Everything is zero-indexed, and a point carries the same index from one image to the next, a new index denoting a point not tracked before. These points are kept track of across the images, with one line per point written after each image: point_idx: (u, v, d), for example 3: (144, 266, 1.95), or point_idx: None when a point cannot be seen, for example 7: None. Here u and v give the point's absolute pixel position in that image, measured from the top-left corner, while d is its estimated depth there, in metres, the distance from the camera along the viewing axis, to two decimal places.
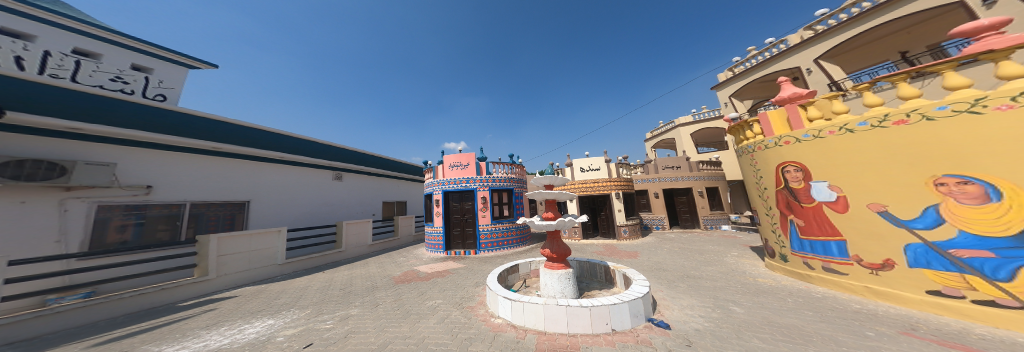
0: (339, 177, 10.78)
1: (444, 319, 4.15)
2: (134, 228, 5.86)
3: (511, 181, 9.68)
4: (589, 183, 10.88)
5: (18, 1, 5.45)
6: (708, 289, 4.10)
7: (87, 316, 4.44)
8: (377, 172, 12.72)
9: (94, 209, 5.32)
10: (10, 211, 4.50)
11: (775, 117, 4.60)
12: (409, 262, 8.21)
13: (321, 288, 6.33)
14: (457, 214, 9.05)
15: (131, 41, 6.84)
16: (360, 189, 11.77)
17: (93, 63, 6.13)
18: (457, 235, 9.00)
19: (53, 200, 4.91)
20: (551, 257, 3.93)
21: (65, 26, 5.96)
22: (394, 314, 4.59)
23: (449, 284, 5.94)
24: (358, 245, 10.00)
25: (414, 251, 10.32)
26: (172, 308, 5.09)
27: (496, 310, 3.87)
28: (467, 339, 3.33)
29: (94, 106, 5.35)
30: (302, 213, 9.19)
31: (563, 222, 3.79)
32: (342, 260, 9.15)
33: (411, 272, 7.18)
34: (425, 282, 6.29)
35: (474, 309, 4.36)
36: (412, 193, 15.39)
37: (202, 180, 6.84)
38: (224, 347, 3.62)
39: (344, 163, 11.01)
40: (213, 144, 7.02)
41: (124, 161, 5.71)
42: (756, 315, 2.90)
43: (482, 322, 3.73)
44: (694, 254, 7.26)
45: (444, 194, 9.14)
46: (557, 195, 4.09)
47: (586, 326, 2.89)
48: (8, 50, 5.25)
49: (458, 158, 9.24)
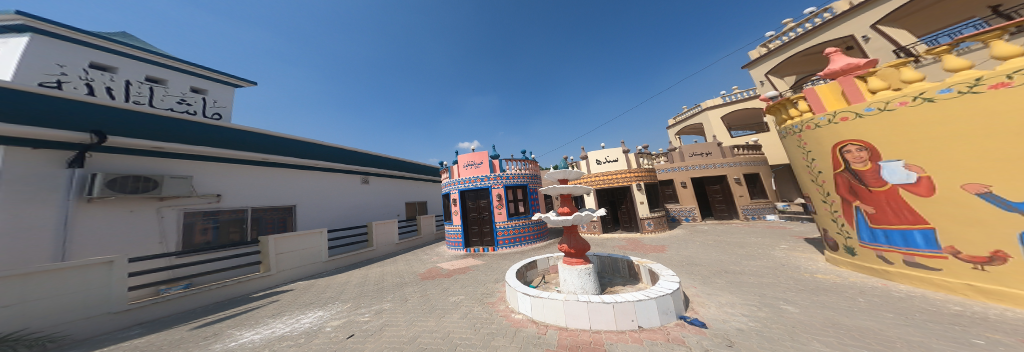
0: (366, 180, 11.38)
1: (467, 315, 4.18)
2: (212, 230, 6.59)
3: (526, 178, 9.57)
4: (609, 175, 10.37)
5: (103, 38, 6.40)
6: (750, 285, 3.70)
7: (188, 304, 5.10)
8: (398, 174, 13.22)
9: (182, 215, 6.06)
10: (121, 218, 5.27)
11: (825, 92, 4.01)
12: (431, 260, 8.45)
13: (359, 283, 6.71)
14: (474, 212, 9.12)
15: (190, 66, 7.82)
16: (387, 191, 12.43)
17: (163, 89, 7.18)
18: (475, 232, 9.05)
19: (152, 208, 5.68)
20: (569, 253, 3.75)
21: (139, 57, 6.93)
22: (421, 309, 4.70)
23: (469, 280, 6.00)
24: (387, 243, 10.50)
25: (436, 248, 10.62)
26: (245, 299, 5.64)
27: (516, 306, 3.78)
28: (489, 334, 3.31)
29: (162, 127, 5.97)
30: (337, 214, 9.80)
31: (580, 216, 3.59)
32: (375, 258, 9.66)
33: (434, 269, 7.37)
34: (448, 278, 6.42)
35: (494, 305, 4.34)
36: (430, 192, 15.85)
37: (256, 187, 7.53)
38: (287, 334, 3.96)
39: (369, 168, 11.59)
40: (261, 155, 7.64)
41: (198, 174, 6.42)
42: (817, 316, 2.52)
43: (503, 318, 3.67)
44: (732, 247, 6.64)
45: (460, 193, 9.24)
46: (572, 189, 3.88)
47: (609, 323, 2.72)
48: (101, 82, 6.26)
49: (471, 156, 9.27)
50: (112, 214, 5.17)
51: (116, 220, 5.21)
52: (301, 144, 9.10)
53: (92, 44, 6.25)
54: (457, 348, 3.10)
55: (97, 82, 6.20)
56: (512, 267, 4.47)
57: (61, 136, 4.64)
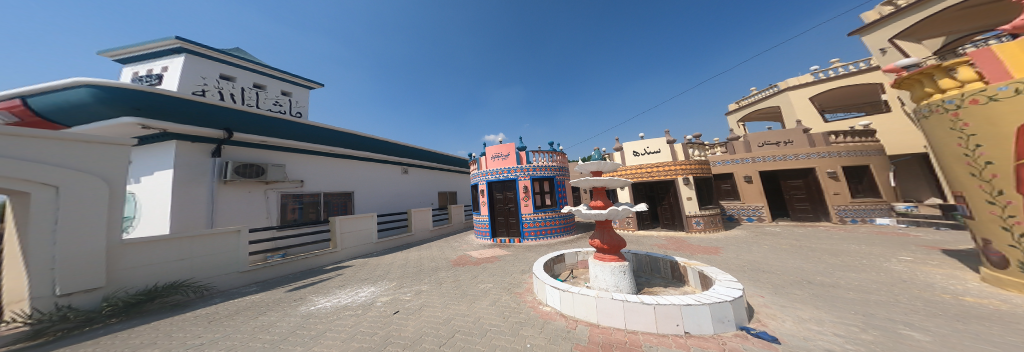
0: (405, 171, 12.27)
1: (496, 303, 4.16)
2: (299, 210, 8.29)
3: (553, 169, 9.19)
4: (652, 168, 9.41)
5: (228, 55, 8.88)
6: (842, 301, 3.01)
7: (285, 270, 6.31)
8: (429, 165, 13.80)
9: (279, 197, 7.80)
10: (243, 196, 7.10)
11: (1018, 50, 2.84)
12: (462, 248, 8.74)
13: (401, 265, 7.25)
14: (501, 204, 9.10)
15: (279, 73, 10.29)
16: (421, 183, 13.15)
17: (263, 93, 9.73)
18: (502, 223, 9.08)
19: (261, 190, 7.47)
20: (603, 249, 3.46)
21: (249, 68, 9.42)
22: (453, 293, 4.85)
23: (497, 269, 6.02)
24: (423, 230, 11.17)
25: (466, 237, 10.97)
26: (320, 270, 6.61)
27: (544, 298, 3.65)
28: (516, 323, 3.24)
29: (263, 125, 7.49)
30: (381, 202, 10.89)
31: (615, 211, 3.23)
32: (414, 242, 10.37)
33: (464, 256, 7.59)
34: (478, 266, 6.55)
35: (523, 295, 4.25)
36: (459, 184, 16.40)
37: (325, 176, 9.13)
38: (346, 305, 4.64)
39: (411, 160, 12.60)
40: (328, 148, 9.17)
41: (289, 164, 8.23)
42: (960, 348, 1.89)
43: (531, 308, 3.58)
44: (822, 256, 5.53)
45: (488, 185, 9.25)
46: (607, 182, 3.49)
47: (648, 325, 2.42)
48: (228, 89, 8.83)
49: (498, 148, 9.18)
50: (237, 194, 7.01)
51: (239, 199, 7.01)
52: (365, 140, 10.30)
53: (222, 61, 8.77)
54: (486, 334, 3.10)
55: (226, 89, 8.77)
56: (540, 259, 4.32)
57: (195, 131, 6.33)
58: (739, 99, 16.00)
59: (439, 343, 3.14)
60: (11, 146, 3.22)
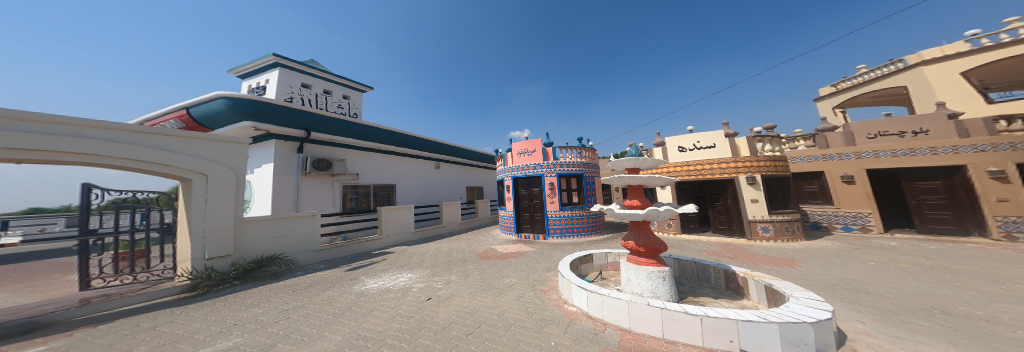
0: (438, 166, 13.18)
1: (520, 298, 4.14)
2: (355, 200, 9.35)
3: (581, 166, 8.81)
4: (710, 166, 8.39)
5: (308, 66, 10.39)
6: (982, 338, 2.35)
7: (347, 252, 7.34)
8: (456, 160, 14.32)
9: (341, 188, 8.90)
10: (315, 186, 8.29)
11: None
12: (488, 242, 8.89)
13: (434, 255, 7.65)
14: (526, 200, 9.01)
15: (345, 81, 11.75)
16: (451, 178, 13.86)
17: (331, 98, 11.21)
18: (527, 220, 8.98)
19: (328, 181, 8.58)
20: (642, 252, 3.15)
21: (322, 77, 10.93)
22: (480, 285, 4.96)
23: (522, 265, 5.99)
24: (453, 222, 11.75)
25: (492, 231, 11.17)
26: (371, 254, 7.54)
27: (569, 297, 3.50)
28: (541, 321, 3.16)
29: (332, 125, 8.61)
30: (417, 195, 11.82)
31: (653, 212, 2.92)
32: (444, 234, 11.00)
33: (490, 250, 7.71)
34: (504, 260, 6.59)
35: (547, 293, 4.15)
36: (486, 180, 16.84)
37: (376, 170, 10.14)
38: (388, 288, 5.01)
39: (445, 156, 13.50)
40: (380, 145, 10.16)
41: (349, 159, 9.32)
42: None
43: (555, 307, 3.46)
44: (952, 276, 4.40)
45: (514, 181, 9.20)
46: (646, 180, 3.16)
47: (693, 338, 2.16)
48: (306, 95, 10.33)
49: (524, 144, 9.07)
50: (311, 184, 8.20)
51: (313, 188, 8.19)
52: (409, 138, 11.42)
53: (303, 71, 10.29)
54: (509, 328, 3.09)
55: (305, 95, 10.27)
56: (566, 258, 4.16)
57: (286, 132, 7.59)
58: (836, 81, 13.29)
59: (466, 332, 3.21)
60: (181, 145, 4.45)
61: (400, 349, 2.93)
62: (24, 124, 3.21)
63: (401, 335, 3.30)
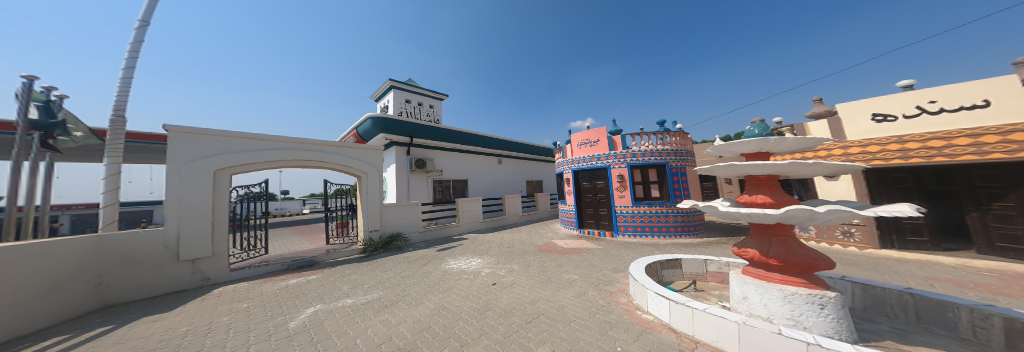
0: (499, 161, 14.06)
1: (582, 295, 3.94)
2: (441, 191, 11.63)
3: (658, 155, 7.60)
4: (972, 140, 4.47)
5: (407, 84, 12.76)
6: None
7: (435, 235, 9.76)
8: (516, 155, 14.98)
9: (431, 183, 11.21)
10: (417, 181, 10.80)
11: None
12: (547, 235, 8.87)
13: (496, 245, 8.12)
14: (589, 194, 8.55)
15: (433, 93, 13.82)
16: (511, 172, 14.64)
17: (423, 109, 13.46)
18: (591, 215, 8.56)
19: (423, 177, 11.00)
20: (774, 266, 2.27)
21: (417, 91, 13.22)
22: (540, 277, 4.99)
23: (584, 262, 5.72)
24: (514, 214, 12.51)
25: (551, 225, 11.08)
26: (452, 239, 9.41)
27: (644, 304, 3.11)
28: (605, 323, 2.92)
29: (421, 132, 10.95)
30: (482, 189, 13.14)
31: (787, 213, 1.90)
32: (507, 225, 11.83)
33: (549, 244, 7.65)
34: (563, 256, 6.42)
35: (615, 295, 3.79)
36: (545, 173, 16.85)
37: (454, 167, 12.15)
38: (460, 272, 5.63)
39: (506, 152, 14.43)
40: (455, 145, 12.04)
41: (437, 158, 11.55)
42: None
43: (624, 311, 3.13)
44: None
45: (574, 173, 8.80)
46: (779, 168, 2.08)
47: None
48: (406, 108, 12.79)
49: (586, 135, 8.52)
50: (416, 179, 10.82)
51: (417, 184, 10.78)
52: (477, 137, 13.13)
53: (405, 89, 12.71)
54: (569, 324, 2.98)
55: (405, 108, 12.74)
56: (640, 261, 3.79)
57: (396, 138, 10.15)
58: None
59: (525, 320, 3.26)
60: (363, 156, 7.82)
61: (469, 328, 3.20)
62: (299, 144, 6.51)
63: (470, 312, 3.65)
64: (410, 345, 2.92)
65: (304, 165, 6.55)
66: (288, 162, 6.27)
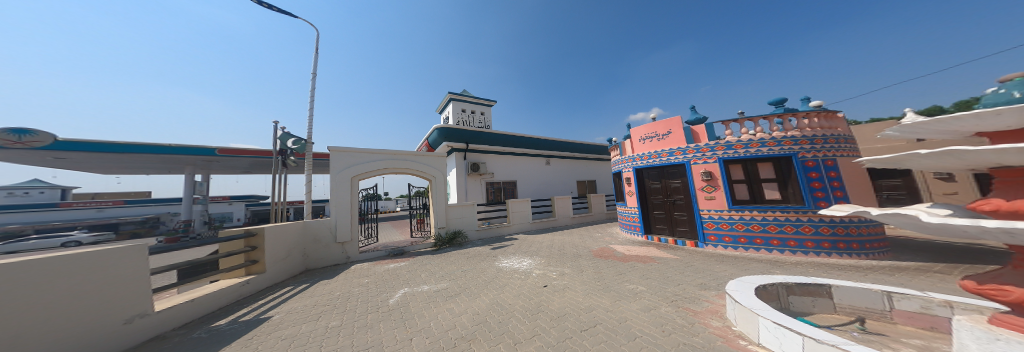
0: (548, 162, 13.96)
1: (651, 310, 3.52)
2: (494, 193, 12.25)
3: (770, 144, 5.80)
4: None
5: (461, 94, 13.88)
6: None
7: (490, 234, 10.42)
8: (565, 155, 14.65)
9: (484, 185, 11.89)
10: (474, 183, 11.62)
11: None
12: (604, 239, 8.34)
13: (546, 246, 8.07)
14: (657, 195, 7.67)
15: (485, 100, 14.65)
16: (561, 173, 14.40)
17: (476, 116, 14.41)
18: (662, 219, 7.68)
19: (478, 180, 11.74)
20: None
21: (470, 100, 14.23)
22: (596, 284, 4.69)
23: (651, 272, 5.15)
24: (565, 216, 12.30)
25: (608, 229, 10.39)
26: (504, 239, 9.88)
27: (751, 334, 2.56)
28: (683, 344, 2.55)
29: (474, 137, 11.81)
30: (533, 190, 13.28)
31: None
32: (558, 227, 11.74)
33: (606, 249, 7.16)
34: (625, 263, 5.89)
35: (701, 316, 3.21)
36: (599, 173, 16.01)
37: (506, 169, 12.61)
38: (513, 270, 5.83)
39: (555, 152, 14.25)
40: (506, 148, 12.51)
41: (489, 162, 12.18)
42: None
43: (715, 336, 2.67)
44: None
45: (637, 172, 7.96)
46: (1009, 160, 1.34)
47: None
48: (461, 117, 13.91)
49: (653, 127, 7.50)
50: (473, 182, 11.62)
51: (474, 186, 11.60)
52: (525, 139, 13.38)
53: (460, 99, 13.86)
54: (638, 341, 2.68)
55: (460, 117, 13.88)
56: (743, 279, 3.32)
57: (452, 145, 11.13)
58: None
59: (581, 327, 3.10)
60: (436, 163, 9.56)
61: (522, 327, 3.23)
62: (398, 157, 8.82)
63: (522, 312, 3.68)
64: (470, 335, 3.14)
65: (393, 171, 8.75)
66: (388, 169, 8.57)
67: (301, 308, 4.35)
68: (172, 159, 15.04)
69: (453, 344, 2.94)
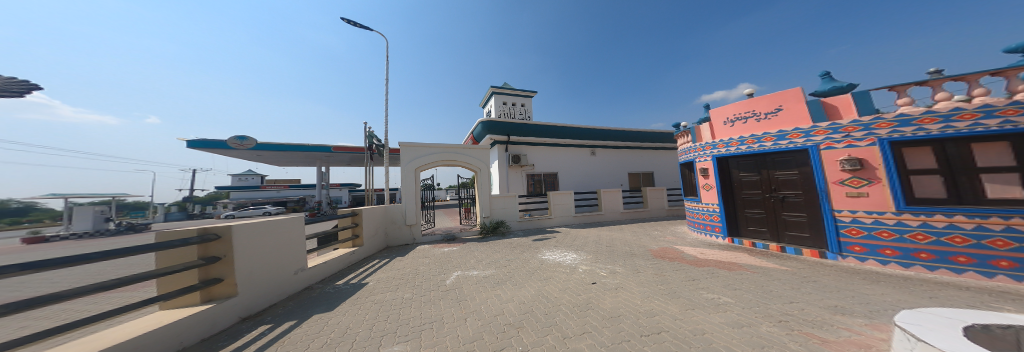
0: (594, 153, 13.26)
1: (737, 326, 2.98)
2: (534, 184, 12.31)
3: (1006, 113, 3.49)
4: None
5: (504, 88, 14.18)
6: None
7: (529, 225, 10.63)
8: (614, 145, 13.63)
9: (524, 177, 12.03)
10: (515, 175, 11.89)
11: None
12: (665, 239, 7.53)
13: (595, 242, 7.80)
14: (754, 190, 6.12)
15: (526, 91, 14.65)
16: (610, 164, 13.54)
17: (518, 108, 14.57)
18: (759, 220, 6.13)
19: (518, 172, 11.96)
20: None
21: (512, 93, 14.42)
22: (658, 287, 4.34)
23: (727, 281, 4.46)
24: (614, 211, 11.63)
25: (668, 227, 9.33)
26: (544, 231, 9.96)
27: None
28: None
29: (515, 130, 12.02)
30: (577, 183, 12.87)
31: None
32: (606, 222, 11.20)
33: (671, 250, 6.46)
34: (701, 268, 5.17)
35: (828, 347, 2.40)
36: (655, 164, 14.45)
37: (549, 162, 12.51)
38: (558, 263, 5.94)
39: (601, 142, 13.38)
40: (548, 139, 12.38)
41: (532, 154, 12.28)
42: None
43: None
44: None
45: (719, 161, 6.61)
46: None
47: None
48: (503, 110, 14.28)
49: (750, 104, 6.00)
50: (514, 173, 11.90)
51: (515, 178, 11.87)
52: (569, 130, 12.95)
53: (502, 92, 14.20)
54: None
55: (503, 110, 14.26)
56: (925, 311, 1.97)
57: (495, 137, 11.56)
58: None
59: (642, 332, 2.98)
60: (482, 155, 10.15)
61: (571, 322, 3.32)
62: (450, 150, 9.71)
63: (570, 307, 3.76)
64: (518, 322, 3.38)
65: (447, 163, 9.73)
66: (442, 161, 9.51)
67: (383, 279, 5.29)
68: (300, 155, 20.28)
69: (503, 329, 3.23)
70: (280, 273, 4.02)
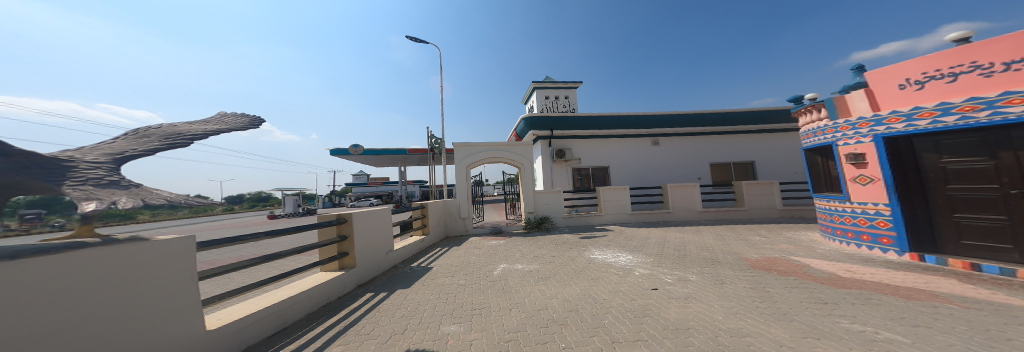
0: (656, 142, 11.74)
1: None
2: (580, 180, 11.72)
3: None
4: None
5: (548, 82, 13.88)
6: None
7: (575, 222, 10.24)
8: (679, 132, 11.76)
9: (569, 171, 11.59)
10: (560, 170, 11.57)
11: None
12: (759, 247, 6.12)
13: (658, 244, 6.94)
14: (977, 185, 4.21)
15: (572, 83, 13.99)
16: (676, 156, 11.77)
17: (563, 100, 14.06)
18: (989, 232, 4.17)
19: (563, 166, 11.58)
20: None
21: (557, 86, 13.98)
22: (753, 304, 3.56)
23: (853, 306, 3.38)
24: (684, 209, 10.14)
25: (760, 231, 7.58)
26: (592, 229, 9.46)
27: None
28: None
29: (559, 123, 11.65)
30: (634, 177, 11.67)
31: None
32: (673, 222, 9.85)
33: (773, 261, 5.22)
34: (821, 287, 3.99)
35: None
36: (739, 153, 11.84)
37: (600, 155, 11.70)
38: (611, 263, 5.56)
39: (663, 129, 11.72)
40: (595, 131, 11.58)
41: (580, 148, 11.71)
42: None
43: None
44: None
45: (879, 142, 4.89)
46: None
47: None
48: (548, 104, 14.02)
49: (965, 53, 4.17)
50: (559, 168, 11.58)
51: (560, 173, 11.54)
52: (620, 119, 11.77)
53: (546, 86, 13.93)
54: None
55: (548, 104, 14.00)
56: None
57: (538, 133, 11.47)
58: None
59: None
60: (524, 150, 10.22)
61: (623, 326, 3.12)
62: (495, 148, 10.13)
63: (623, 311, 3.50)
64: (562, 319, 3.36)
65: (494, 160, 10.16)
66: (489, 158, 10.00)
67: (446, 266, 5.96)
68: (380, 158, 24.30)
69: (547, 324, 3.26)
70: (375, 254, 4.97)
